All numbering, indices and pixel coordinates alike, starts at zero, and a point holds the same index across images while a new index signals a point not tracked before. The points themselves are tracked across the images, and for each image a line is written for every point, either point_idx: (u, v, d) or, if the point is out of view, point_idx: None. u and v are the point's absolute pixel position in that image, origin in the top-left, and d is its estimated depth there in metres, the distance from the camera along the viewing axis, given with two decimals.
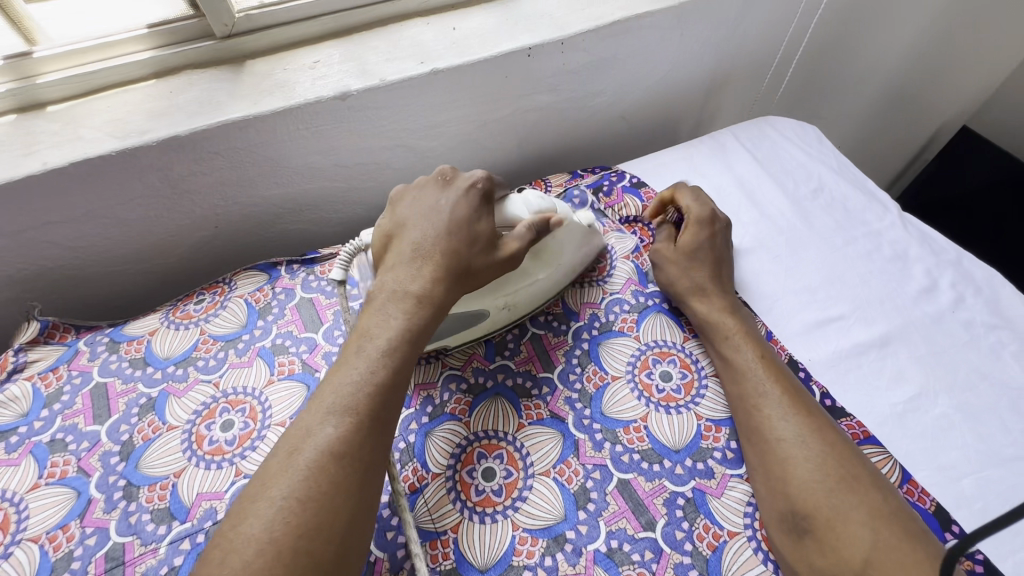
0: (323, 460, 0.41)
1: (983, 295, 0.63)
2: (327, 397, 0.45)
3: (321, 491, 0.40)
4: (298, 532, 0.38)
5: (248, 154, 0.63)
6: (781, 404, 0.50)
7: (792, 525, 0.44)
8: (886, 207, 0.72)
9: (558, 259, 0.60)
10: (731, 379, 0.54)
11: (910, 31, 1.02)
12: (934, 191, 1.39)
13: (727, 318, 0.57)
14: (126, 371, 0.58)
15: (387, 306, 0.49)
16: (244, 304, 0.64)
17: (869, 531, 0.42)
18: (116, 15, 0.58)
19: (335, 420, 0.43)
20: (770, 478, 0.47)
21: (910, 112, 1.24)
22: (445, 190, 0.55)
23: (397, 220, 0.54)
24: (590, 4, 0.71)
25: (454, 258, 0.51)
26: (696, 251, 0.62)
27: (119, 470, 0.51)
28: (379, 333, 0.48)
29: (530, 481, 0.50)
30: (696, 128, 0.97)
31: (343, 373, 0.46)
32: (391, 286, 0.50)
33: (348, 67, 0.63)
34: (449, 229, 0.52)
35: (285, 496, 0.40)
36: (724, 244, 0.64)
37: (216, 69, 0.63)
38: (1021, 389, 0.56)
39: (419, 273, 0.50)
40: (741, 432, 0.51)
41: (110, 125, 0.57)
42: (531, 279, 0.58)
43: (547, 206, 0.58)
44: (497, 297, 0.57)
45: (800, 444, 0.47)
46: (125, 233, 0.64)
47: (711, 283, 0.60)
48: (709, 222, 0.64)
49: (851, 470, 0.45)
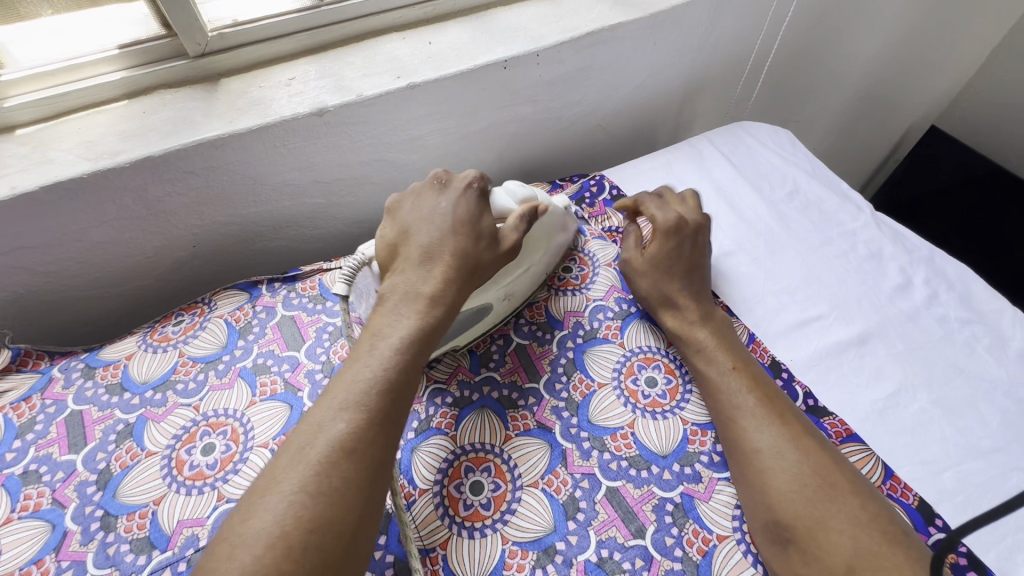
0: (334, 455, 0.41)
1: (956, 290, 0.65)
2: (342, 392, 0.44)
3: (332, 487, 0.40)
4: (309, 527, 0.38)
5: (225, 173, 0.62)
6: (755, 415, 0.50)
7: (774, 535, 0.45)
8: (860, 207, 0.74)
9: (547, 243, 0.62)
10: (706, 392, 0.54)
11: (875, 36, 1.05)
12: (906, 190, 1.43)
13: (698, 330, 0.57)
14: (102, 398, 0.56)
15: (398, 307, 0.49)
16: (224, 324, 0.63)
17: (849, 538, 0.42)
18: (86, 37, 0.57)
19: (347, 416, 0.43)
20: (751, 489, 0.47)
21: (882, 113, 1.28)
22: (443, 193, 0.56)
23: (400, 227, 0.54)
24: (565, 16, 0.72)
25: (465, 256, 0.52)
26: (664, 262, 0.61)
27: (96, 500, 0.49)
28: (391, 333, 0.48)
29: (519, 493, 0.50)
30: (674, 134, 0.99)
31: (354, 369, 0.46)
32: (404, 288, 0.50)
33: (325, 83, 0.63)
34: (454, 229, 0.53)
35: (297, 491, 0.39)
36: (694, 250, 0.62)
37: (191, 88, 0.62)
38: (996, 381, 0.57)
39: (432, 274, 0.51)
40: (721, 444, 0.51)
41: (82, 147, 0.56)
42: (526, 266, 0.60)
43: (528, 194, 0.59)
44: (499, 289, 0.58)
45: (776, 454, 0.47)
46: (99, 256, 0.63)
47: (681, 294, 0.59)
48: (676, 231, 0.62)
49: (829, 477, 0.45)
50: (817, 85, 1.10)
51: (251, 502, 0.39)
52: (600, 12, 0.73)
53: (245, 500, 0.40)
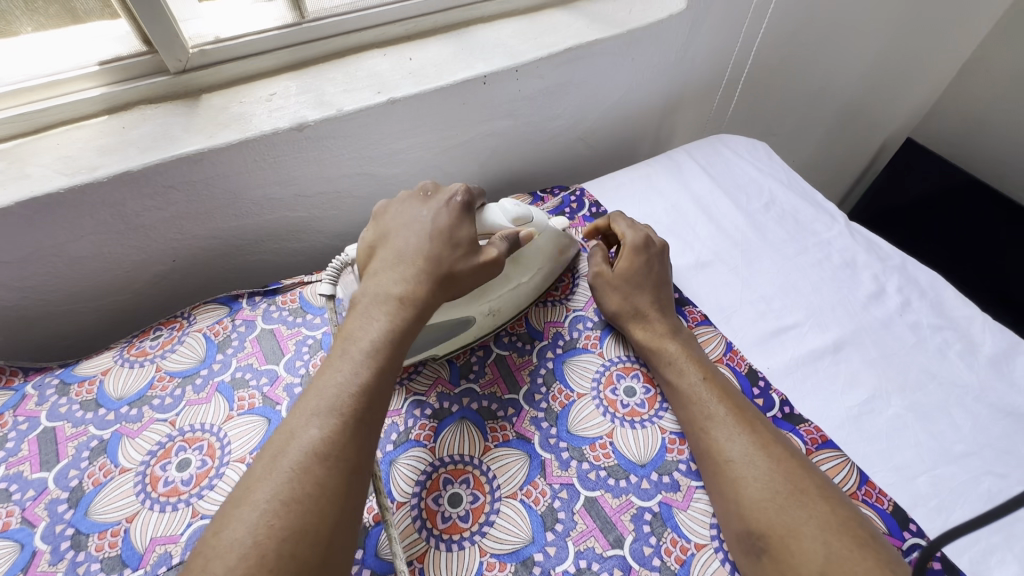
0: (307, 461, 0.41)
1: (928, 298, 0.66)
2: (313, 399, 0.44)
3: (306, 493, 0.39)
4: (282, 535, 0.37)
5: (205, 187, 0.62)
6: (726, 424, 0.50)
7: (749, 545, 0.44)
8: (834, 217, 0.75)
9: (537, 262, 0.62)
10: (678, 404, 0.54)
11: (849, 52, 1.08)
12: (885, 200, 1.46)
13: (667, 343, 0.58)
14: (76, 414, 0.56)
15: (369, 309, 0.50)
16: (202, 338, 0.62)
17: (822, 545, 0.42)
18: (66, 54, 0.58)
19: (319, 421, 0.43)
20: (725, 499, 0.47)
21: (859, 126, 1.31)
22: (427, 203, 0.56)
23: (381, 230, 0.55)
24: (543, 33, 0.74)
25: (436, 263, 0.52)
26: (634, 277, 0.62)
27: (67, 518, 0.49)
28: (363, 336, 0.48)
29: (497, 504, 0.50)
30: (655, 147, 1.01)
31: (326, 375, 0.46)
32: (374, 291, 0.51)
33: (305, 99, 0.64)
34: (431, 236, 0.53)
35: (270, 499, 0.39)
36: (661, 268, 0.65)
37: (171, 104, 0.63)
38: (967, 387, 0.58)
39: (402, 277, 0.51)
40: (695, 456, 0.52)
41: (60, 163, 0.56)
42: (513, 284, 0.60)
43: (523, 212, 0.59)
44: (483, 304, 0.58)
45: (747, 463, 0.47)
46: (77, 272, 0.63)
47: (652, 308, 0.60)
48: (643, 248, 0.64)
49: (800, 484, 0.46)
50: (795, 99, 1.13)
51: (226, 513, 0.39)
52: (577, 30, 0.75)
53: (220, 513, 0.39)
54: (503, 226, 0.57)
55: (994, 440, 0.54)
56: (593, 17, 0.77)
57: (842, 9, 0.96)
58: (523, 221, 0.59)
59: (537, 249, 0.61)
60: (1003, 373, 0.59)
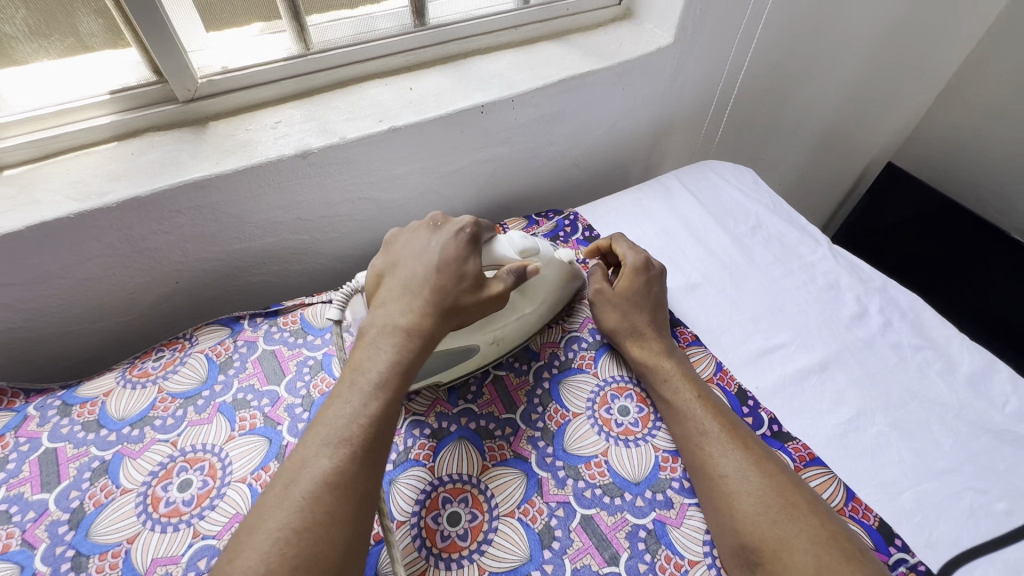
0: (318, 490, 0.42)
1: (908, 318, 0.69)
2: (322, 430, 0.46)
3: (318, 521, 0.41)
4: (293, 562, 0.38)
5: (210, 212, 0.64)
6: (720, 440, 0.52)
7: (744, 560, 0.46)
8: (818, 241, 0.78)
9: (542, 293, 0.63)
10: (674, 420, 0.56)
11: (830, 81, 1.13)
12: (869, 221, 1.50)
13: (664, 361, 0.60)
14: (78, 435, 0.56)
15: (378, 341, 0.51)
16: (204, 359, 0.63)
17: (812, 557, 0.43)
18: (78, 84, 0.60)
19: (329, 451, 0.44)
20: (719, 514, 0.48)
21: (841, 151, 1.36)
22: (435, 233, 0.58)
23: (389, 260, 0.58)
24: (538, 65, 0.78)
25: (441, 295, 0.53)
26: (632, 297, 0.65)
27: (68, 540, 0.49)
28: (371, 366, 0.50)
29: (495, 523, 0.51)
30: (646, 171, 1.04)
31: (336, 407, 0.47)
32: (381, 320, 0.53)
33: (310, 127, 0.66)
34: (438, 267, 0.54)
35: (282, 527, 0.40)
36: (659, 289, 0.67)
37: (179, 131, 0.65)
38: (947, 405, 0.60)
39: (408, 307, 0.53)
40: (690, 472, 0.53)
41: (70, 188, 0.58)
42: (520, 314, 0.62)
43: (529, 246, 0.61)
44: (488, 332, 0.59)
45: (741, 478, 0.49)
46: (80, 295, 0.64)
47: (649, 326, 0.63)
48: (644, 269, 0.67)
49: (791, 498, 0.47)
50: (780, 126, 1.17)
51: (239, 541, 0.40)
52: (571, 62, 0.78)
53: (234, 540, 0.40)
54: (511, 258, 0.59)
55: (974, 456, 0.56)
56: (586, 49, 0.81)
57: (821, 42, 1.01)
58: (529, 253, 0.61)
59: (542, 280, 0.63)
60: (981, 392, 0.61)
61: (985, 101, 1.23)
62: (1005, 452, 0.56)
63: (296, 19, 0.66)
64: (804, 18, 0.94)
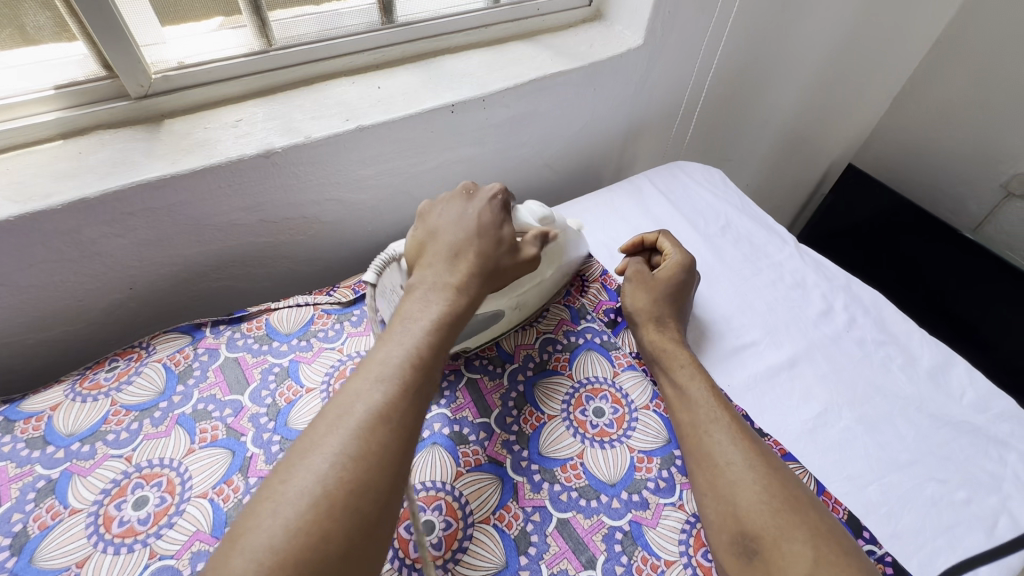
0: (372, 421, 0.41)
1: (871, 315, 0.71)
2: (375, 367, 0.45)
3: (372, 450, 0.40)
4: (349, 487, 0.38)
5: (167, 214, 0.61)
6: (728, 429, 0.51)
7: (740, 547, 0.44)
8: (784, 240, 0.80)
9: (559, 261, 0.66)
10: (681, 405, 0.55)
11: (793, 84, 1.15)
12: (831, 222, 1.55)
13: (679, 349, 0.60)
14: (22, 453, 0.52)
15: (427, 294, 0.50)
16: (162, 368, 0.60)
17: (811, 549, 0.42)
18: (18, 77, 0.56)
19: (383, 386, 0.43)
20: (720, 499, 0.47)
21: (805, 153, 1.39)
22: (471, 202, 0.58)
23: (429, 229, 0.56)
24: (509, 64, 0.77)
25: (486, 257, 0.54)
26: (668, 285, 0.66)
27: (10, 567, 0.45)
28: (422, 315, 0.49)
29: (470, 530, 0.50)
30: (617, 172, 1.04)
31: (389, 347, 0.46)
32: (430, 279, 0.52)
33: (273, 125, 0.64)
34: (479, 232, 0.55)
35: (339, 453, 0.40)
36: (693, 288, 0.69)
37: (133, 129, 0.62)
38: (909, 398, 0.62)
39: (457, 268, 0.53)
40: (689, 456, 0.52)
41: (11, 189, 0.54)
42: (539, 280, 0.64)
43: (546, 213, 0.63)
44: (512, 297, 0.61)
45: (745, 466, 0.48)
46: (22, 302, 0.60)
47: (671, 317, 0.64)
48: (688, 266, 0.68)
49: (791, 491, 0.47)
50: (746, 129, 1.19)
51: (291, 460, 0.40)
52: (542, 62, 0.78)
53: (284, 462, 0.40)
54: (532, 226, 0.61)
55: (935, 448, 0.57)
56: (557, 49, 0.81)
57: (784, 46, 1.04)
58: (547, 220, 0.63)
59: (561, 246, 0.65)
60: (940, 384, 0.63)
61: (936, 106, 1.29)
62: (963, 443, 0.58)
63: (256, 14, 0.64)
64: (768, 23, 0.96)
